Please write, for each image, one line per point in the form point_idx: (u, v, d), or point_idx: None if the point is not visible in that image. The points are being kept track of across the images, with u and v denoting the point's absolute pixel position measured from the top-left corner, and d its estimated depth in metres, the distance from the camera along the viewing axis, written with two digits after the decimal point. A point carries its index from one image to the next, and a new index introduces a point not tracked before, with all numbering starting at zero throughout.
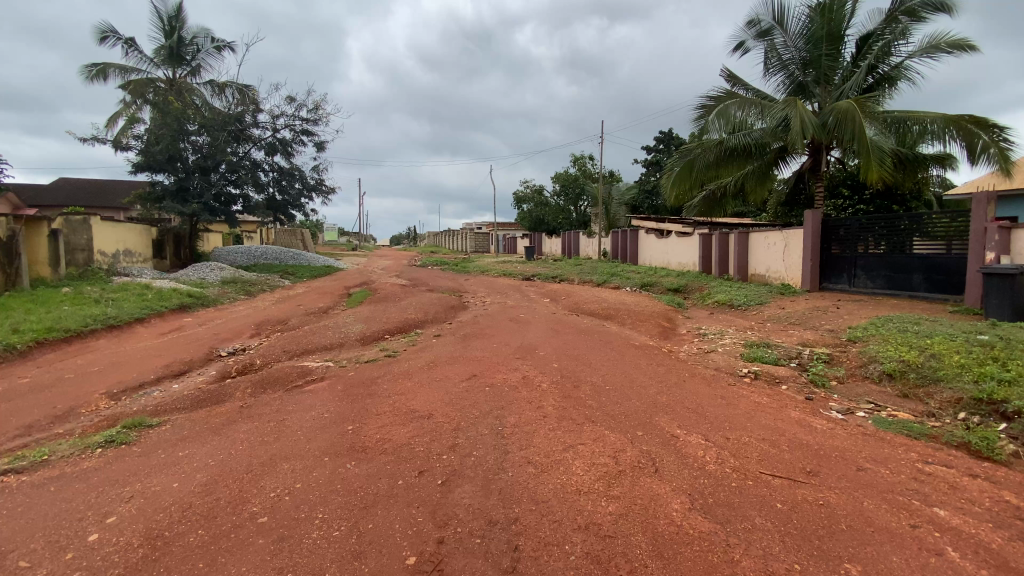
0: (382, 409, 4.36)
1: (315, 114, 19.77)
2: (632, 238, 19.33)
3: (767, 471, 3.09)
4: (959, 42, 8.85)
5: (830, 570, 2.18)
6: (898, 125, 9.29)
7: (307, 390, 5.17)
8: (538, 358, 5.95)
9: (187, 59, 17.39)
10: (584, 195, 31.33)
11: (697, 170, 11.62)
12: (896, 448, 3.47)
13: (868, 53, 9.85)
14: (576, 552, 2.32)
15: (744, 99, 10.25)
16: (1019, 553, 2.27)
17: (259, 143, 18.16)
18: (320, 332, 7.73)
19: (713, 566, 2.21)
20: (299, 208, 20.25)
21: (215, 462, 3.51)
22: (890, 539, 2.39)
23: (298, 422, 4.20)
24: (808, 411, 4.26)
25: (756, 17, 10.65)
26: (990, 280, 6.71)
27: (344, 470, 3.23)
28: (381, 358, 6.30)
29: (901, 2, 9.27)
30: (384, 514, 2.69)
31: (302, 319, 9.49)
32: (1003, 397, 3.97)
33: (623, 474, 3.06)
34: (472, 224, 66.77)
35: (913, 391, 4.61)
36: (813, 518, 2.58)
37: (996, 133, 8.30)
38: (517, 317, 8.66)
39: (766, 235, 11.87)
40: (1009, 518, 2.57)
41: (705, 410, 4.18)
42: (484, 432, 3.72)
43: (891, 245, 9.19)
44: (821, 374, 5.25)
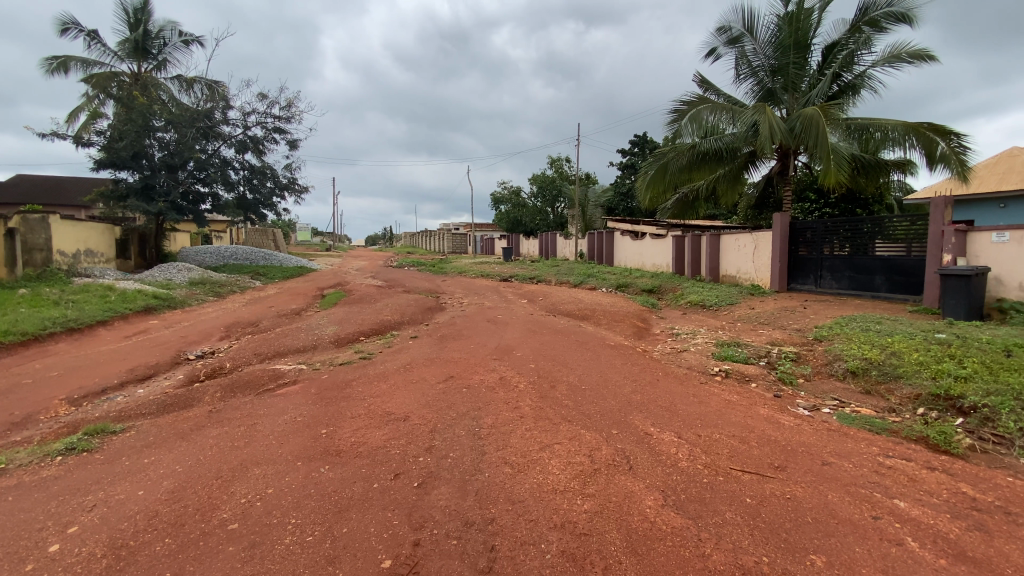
0: (357, 412, 4.30)
1: (288, 112, 19.44)
2: (608, 239, 19.57)
3: (737, 466, 3.18)
4: (919, 52, 9.26)
5: (796, 562, 2.24)
6: (861, 132, 9.64)
7: (279, 394, 5.05)
8: (515, 358, 5.98)
9: (153, 52, 16.83)
10: (561, 197, 31.61)
11: (671, 173, 11.84)
12: (860, 443, 3.60)
13: (833, 62, 10.21)
14: (552, 550, 2.34)
15: (716, 104, 10.48)
16: (974, 542, 2.39)
17: (230, 141, 17.67)
18: (292, 334, 7.58)
19: (685, 561, 2.25)
20: (271, 208, 19.81)
21: (183, 468, 3.41)
22: (854, 531, 2.48)
23: (269, 426, 4.11)
24: (776, 408, 4.39)
25: (727, 24, 10.93)
26: (947, 281, 7.03)
27: (318, 474, 3.18)
28: (356, 360, 6.23)
29: (864, 13, 9.66)
30: (359, 518, 2.65)
31: (274, 321, 9.30)
32: (959, 393, 4.17)
33: (598, 472, 3.10)
34: (449, 224, 66.61)
35: (875, 387, 4.79)
36: (780, 512, 2.66)
37: (953, 140, 8.67)
38: (495, 318, 8.69)
39: (737, 237, 12.20)
40: (964, 509, 2.70)
41: (678, 408, 4.26)
42: (461, 434, 3.72)
43: (854, 247, 9.53)
44: (788, 372, 5.42)
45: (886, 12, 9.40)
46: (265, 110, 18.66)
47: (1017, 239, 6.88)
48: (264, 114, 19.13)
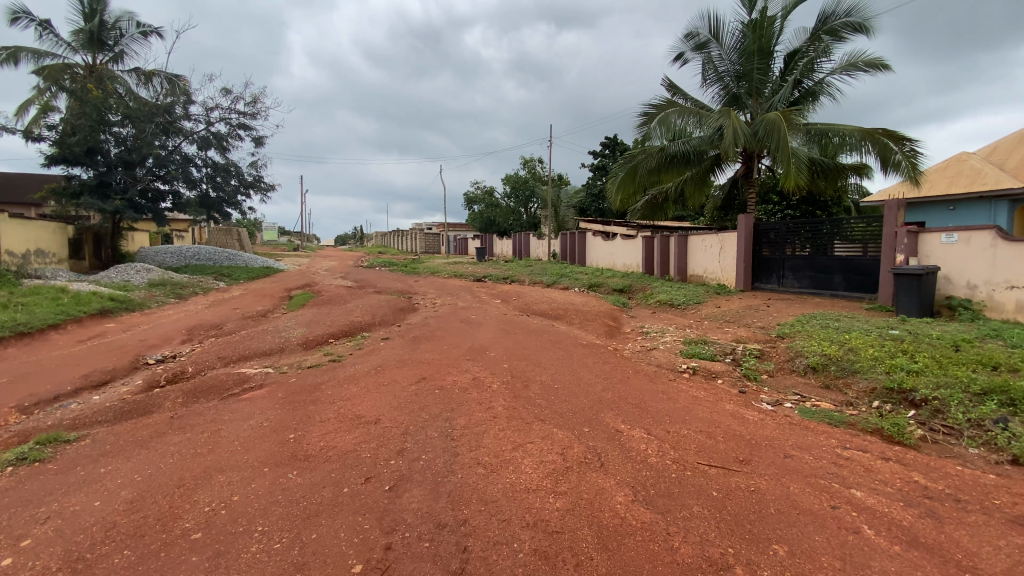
0: (327, 416, 4.21)
1: (253, 107, 18.96)
2: (580, 240, 19.76)
3: (704, 461, 3.26)
4: (874, 61, 9.70)
5: (759, 552, 2.32)
6: (820, 137, 10.02)
7: (244, 398, 4.92)
8: (488, 359, 5.97)
9: (109, 44, 16.09)
10: (534, 197, 31.80)
11: (640, 175, 12.06)
12: (819, 435, 3.75)
13: (794, 68, 10.58)
14: (524, 549, 2.35)
15: (683, 108, 10.70)
16: (926, 529, 2.52)
17: (191, 137, 17.06)
18: (259, 337, 7.38)
19: (654, 555, 2.30)
20: (235, 206, 19.25)
21: (143, 477, 3.28)
22: (813, 520, 2.59)
23: (234, 432, 3.99)
24: (742, 403, 4.53)
25: (694, 30, 11.19)
26: (900, 280, 7.39)
27: (286, 479, 3.10)
28: (326, 362, 6.12)
29: (823, 22, 10.05)
30: (329, 523, 2.61)
31: (240, 324, 9.02)
32: (912, 386, 4.39)
33: (570, 469, 3.13)
34: (421, 224, 66.14)
35: (834, 382, 4.99)
36: (745, 504, 2.74)
37: (906, 146, 9.12)
38: (468, 318, 8.66)
39: (703, 238, 12.53)
40: (917, 497, 2.85)
41: (648, 405, 4.34)
42: (433, 436, 3.68)
43: (815, 247, 9.90)
44: (752, 368, 5.60)
45: (844, 22, 9.81)
46: (229, 106, 18.14)
47: (965, 240, 7.28)
48: (228, 110, 18.59)
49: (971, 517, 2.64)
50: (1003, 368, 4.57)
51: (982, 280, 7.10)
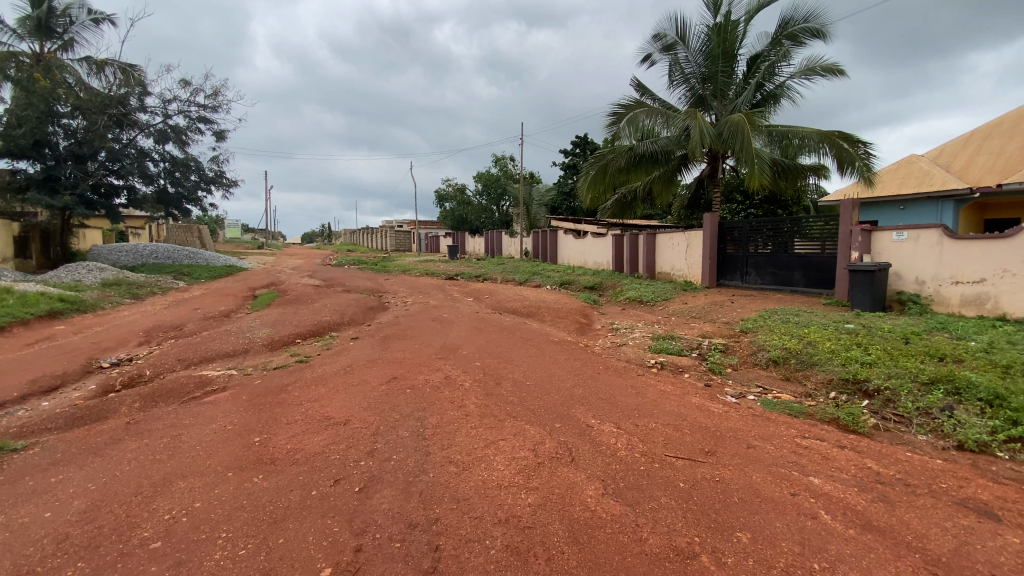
0: (293, 418, 4.12)
1: (214, 100, 18.32)
2: (551, 238, 19.88)
3: (671, 453, 3.34)
4: (831, 66, 10.10)
5: (723, 539, 2.40)
6: (781, 138, 10.36)
7: (206, 401, 4.74)
8: (460, 357, 5.94)
9: (58, 31, 15.23)
10: (505, 195, 31.84)
11: (611, 174, 12.22)
12: (780, 426, 3.89)
13: (756, 72, 10.92)
14: (497, 546, 2.36)
15: (652, 108, 10.89)
16: (879, 512, 2.66)
17: (148, 130, 16.31)
18: (221, 338, 7.14)
19: (624, 547, 2.34)
20: (195, 202, 18.55)
21: (97, 486, 3.13)
22: (774, 507, 2.69)
23: (195, 437, 3.85)
24: (707, 396, 4.66)
25: (662, 32, 11.39)
26: (855, 276, 7.73)
27: (250, 484, 3.01)
28: (292, 363, 5.96)
29: (784, 27, 10.39)
30: (297, 527, 2.55)
31: (200, 324, 8.70)
32: (865, 376, 4.61)
33: (542, 465, 3.16)
34: (390, 222, 65.20)
35: (794, 374, 5.20)
36: (710, 494, 2.82)
37: (861, 149, 9.55)
38: (440, 316, 8.58)
39: (671, 236, 12.80)
40: (870, 482, 2.99)
41: (618, 401, 4.42)
42: (404, 435, 3.65)
43: (776, 245, 10.25)
44: (718, 362, 5.77)
45: (803, 28, 10.19)
46: (188, 98, 17.47)
47: (913, 238, 7.68)
48: (187, 102, 17.88)
49: (919, 500, 2.79)
50: (949, 359, 4.84)
51: (929, 276, 7.50)
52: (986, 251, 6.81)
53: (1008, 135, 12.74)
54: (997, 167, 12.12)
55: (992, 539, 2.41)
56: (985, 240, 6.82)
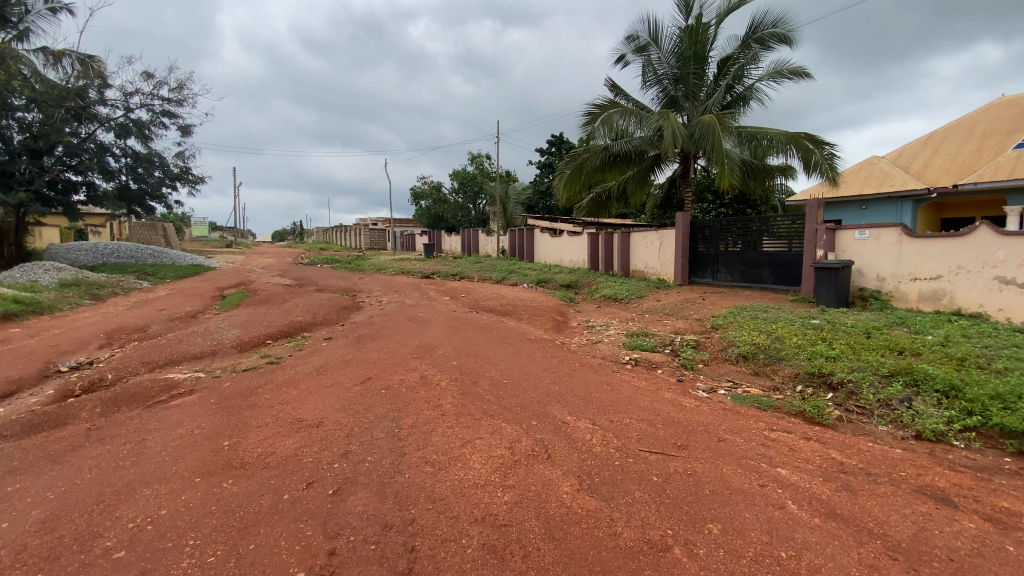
0: (264, 421, 4.02)
1: (179, 94, 17.71)
2: (528, 236, 19.93)
3: (645, 448, 3.40)
4: (797, 70, 10.40)
5: (695, 531, 2.46)
6: (751, 139, 10.63)
7: (173, 405, 4.59)
8: (436, 357, 5.91)
9: (12, 21, 14.47)
10: (482, 194, 31.77)
11: (586, 173, 12.33)
12: (749, 419, 4.00)
13: (727, 74, 11.16)
14: (473, 544, 2.36)
15: (626, 108, 11.02)
16: (843, 501, 2.76)
17: (108, 124, 15.65)
18: (188, 339, 6.92)
19: (599, 541, 2.37)
20: (159, 199, 17.91)
21: (56, 495, 2.99)
22: (744, 499, 2.76)
23: (161, 442, 3.72)
24: (680, 392, 4.75)
25: (635, 33, 11.52)
26: (820, 274, 8.01)
27: (220, 489, 2.93)
28: (263, 365, 5.83)
29: (753, 31, 10.66)
30: (268, 532, 2.50)
31: (166, 326, 8.41)
32: (830, 370, 4.77)
33: (518, 463, 3.17)
34: (365, 220, 64.19)
35: (762, 368, 5.35)
36: (683, 487, 2.89)
37: (826, 150, 9.88)
38: (416, 316, 8.48)
39: (644, 235, 13.00)
40: (834, 472, 3.11)
41: (594, 397, 4.47)
42: (379, 436, 3.61)
43: (745, 244, 10.51)
44: (690, 358, 5.89)
45: (771, 32, 10.45)
46: (151, 91, 16.85)
47: (875, 237, 7.99)
48: (149, 96, 17.23)
49: (881, 488, 2.91)
50: (908, 353, 5.06)
51: (889, 273, 7.82)
52: (942, 249, 7.12)
53: (962, 138, 13.37)
54: (953, 169, 12.69)
55: (949, 525, 2.53)
56: (941, 238, 7.14)
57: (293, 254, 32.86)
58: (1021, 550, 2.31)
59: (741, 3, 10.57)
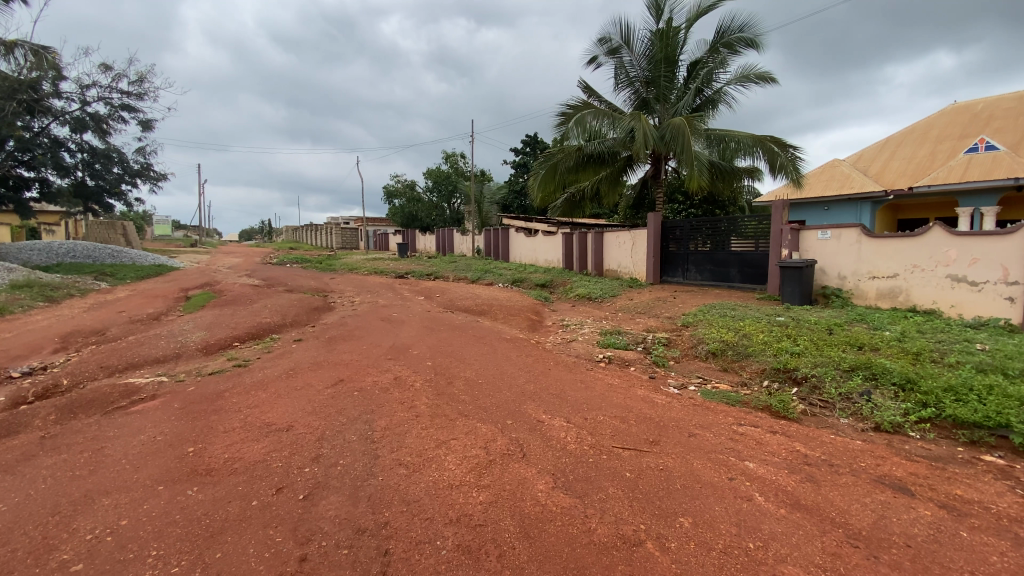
0: (231, 426, 3.91)
1: (139, 87, 17.04)
2: (503, 236, 19.94)
3: (618, 444, 3.45)
4: (763, 74, 10.71)
5: (667, 525, 2.51)
6: (719, 142, 10.90)
7: (133, 411, 4.41)
8: (410, 357, 5.86)
9: None
10: (456, 193, 31.64)
11: (560, 173, 12.42)
12: (719, 414, 4.11)
13: (696, 77, 11.40)
14: (447, 546, 2.35)
15: (598, 110, 11.14)
16: (807, 492, 2.86)
17: (63, 118, 14.95)
18: (150, 343, 6.65)
19: (574, 538, 2.40)
20: (118, 197, 17.20)
21: (7, 508, 2.83)
22: (713, 492, 2.84)
23: (121, 450, 3.57)
24: (651, 388, 4.84)
25: (607, 35, 11.65)
26: (786, 272, 8.27)
27: (184, 497, 2.84)
28: (229, 368, 5.66)
29: (721, 36, 10.93)
30: (236, 539, 2.43)
31: (126, 329, 8.06)
32: (794, 365, 4.94)
33: (493, 463, 3.17)
34: (336, 219, 62.92)
35: (731, 364, 5.50)
36: (655, 482, 2.94)
37: (790, 152, 10.20)
38: (390, 316, 8.38)
39: (617, 234, 13.18)
40: (798, 464, 3.22)
41: (568, 395, 4.50)
42: (351, 439, 3.56)
43: (714, 243, 10.76)
44: (661, 355, 6.00)
45: (738, 37, 10.74)
46: (108, 84, 16.17)
47: (836, 236, 8.33)
48: (107, 89, 16.52)
49: (842, 479, 3.03)
50: (867, 348, 5.27)
51: (849, 271, 8.15)
52: (898, 248, 7.46)
53: (918, 142, 14.04)
54: (909, 172, 13.30)
55: (907, 512, 2.65)
56: (896, 238, 7.48)
57: (261, 253, 31.98)
58: (973, 535, 2.44)
59: (710, 8, 10.82)
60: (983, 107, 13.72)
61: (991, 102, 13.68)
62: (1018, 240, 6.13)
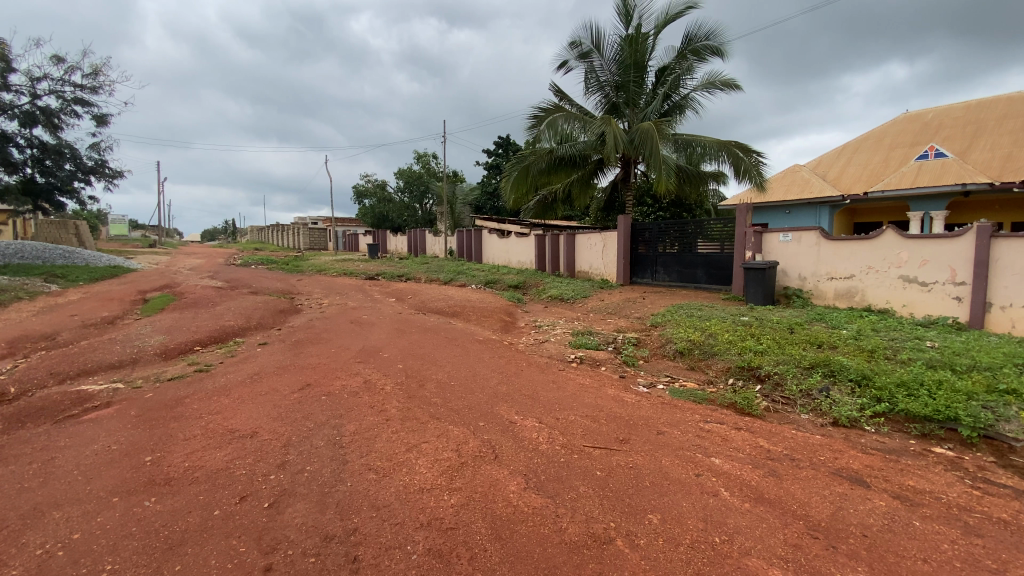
0: (193, 433, 3.77)
1: (95, 81, 16.29)
2: (475, 237, 19.93)
3: (589, 444, 3.49)
4: (728, 81, 11.03)
5: (637, 522, 2.55)
6: (687, 147, 11.16)
7: (86, 420, 4.20)
8: (381, 360, 5.77)
9: None
10: (428, 194, 31.38)
11: (532, 175, 12.49)
12: (686, 412, 4.21)
13: (664, 83, 11.64)
14: (418, 550, 2.32)
15: (570, 113, 11.25)
16: (769, 486, 2.95)
17: (11, 111, 14.14)
18: (104, 347, 6.35)
19: (545, 538, 2.41)
20: (70, 195, 16.35)
21: None
22: (681, 488, 2.89)
23: (72, 460, 3.40)
24: (621, 387, 4.91)
25: (578, 39, 11.77)
26: (750, 274, 8.53)
27: (142, 509, 2.71)
28: (190, 373, 5.45)
29: (688, 43, 11.20)
30: (197, 551, 2.34)
31: (78, 333, 7.67)
32: (757, 363, 5.10)
33: (465, 465, 3.16)
34: (303, 219, 61.31)
35: (697, 363, 5.65)
36: (625, 480, 2.98)
37: (754, 157, 10.54)
38: (359, 319, 8.24)
39: (588, 236, 13.34)
40: (761, 459, 3.33)
41: (540, 396, 4.53)
42: (319, 444, 3.48)
43: (682, 245, 11.00)
44: (631, 355, 6.10)
45: (704, 44, 11.04)
46: (61, 76, 15.40)
47: (797, 239, 8.65)
48: (59, 82, 15.71)
49: (802, 472, 3.15)
50: (826, 346, 5.48)
51: (809, 272, 8.48)
52: (854, 251, 7.79)
53: (872, 150, 14.71)
54: (864, 177, 13.93)
55: (863, 503, 2.77)
56: (853, 241, 7.82)
57: (224, 254, 30.85)
58: (925, 524, 2.57)
59: (677, 16, 11.08)
60: (932, 117, 14.47)
61: (939, 111, 14.43)
62: (964, 243, 6.47)
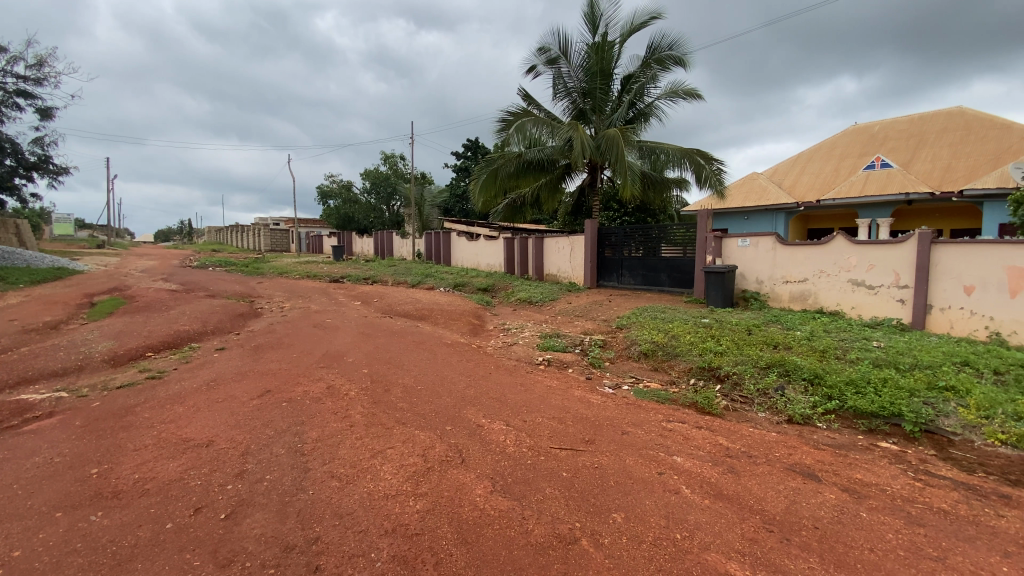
0: (144, 443, 3.60)
1: (39, 73, 15.36)
2: (443, 240, 19.84)
3: (556, 445, 3.53)
4: (690, 91, 11.37)
5: (601, 521, 2.59)
6: (651, 154, 11.45)
7: (25, 431, 3.94)
8: (345, 365, 5.65)
9: None
10: (396, 195, 30.97)
11: (500, 179, 12.54)
12: (650, 412, 4.31)
13: (629, 91, 11.89)
14: (383, 557, 2.29)
15: (538, 118, 11.36)
16: (728, 483, 3.06)
17: None
18: (47, 354, 5.99)
19: (511, 541, 2.42)
20: (10, 192, 15.33)
21: None
22: (644, 487, 2.96)
23: (9, 474, 3.19)
24: (588, 389, 4.98)
25: (546, 45, 11.89)
26: (711, 277, 8.81)
27: (88, 524, 2.57)
28: (141, 380, 5.20)
29: (652, 52, 11.49)
30: (147, 566, 2.24)
31: (16, 339, 7.19)
32: (717, 364, 5.28)
33: (431, 469, 3.14)
34: (265, 220, 59.42)
35: (660, 364, 5.80)
36: (590, 480, 3.03)
37: (714, 165, 10.92)
38: (323, 323, 8.05)
39: (556, 240, 13.49)
40: (720, 457, 3.44)
41: (507, 398, 4.54)
42: (279, 452, 3.38)
43: (647, 249, 11.25)
44: (597, 356, 6.22)
45: (668, 54, 11.34)
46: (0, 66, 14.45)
47: (754, 244, 9.00)
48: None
49: (759, 468, 3.27)
50: (781, 346, 5.72)
51: (766, 276, 8.83)
52: (808, 255, 8.16)
53: (825, 159, 15.44)
54: (817, 186, 14.60)
55: (815, 497, 2.90)
56: (806, 246, 8.19)
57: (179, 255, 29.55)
58: (871, 515, 2.72)
59: (642, 25, 11.35)
60: (879, 129, 15.33)
61: (886, 124, 15.28)
62: (906, 249, 6.87)
